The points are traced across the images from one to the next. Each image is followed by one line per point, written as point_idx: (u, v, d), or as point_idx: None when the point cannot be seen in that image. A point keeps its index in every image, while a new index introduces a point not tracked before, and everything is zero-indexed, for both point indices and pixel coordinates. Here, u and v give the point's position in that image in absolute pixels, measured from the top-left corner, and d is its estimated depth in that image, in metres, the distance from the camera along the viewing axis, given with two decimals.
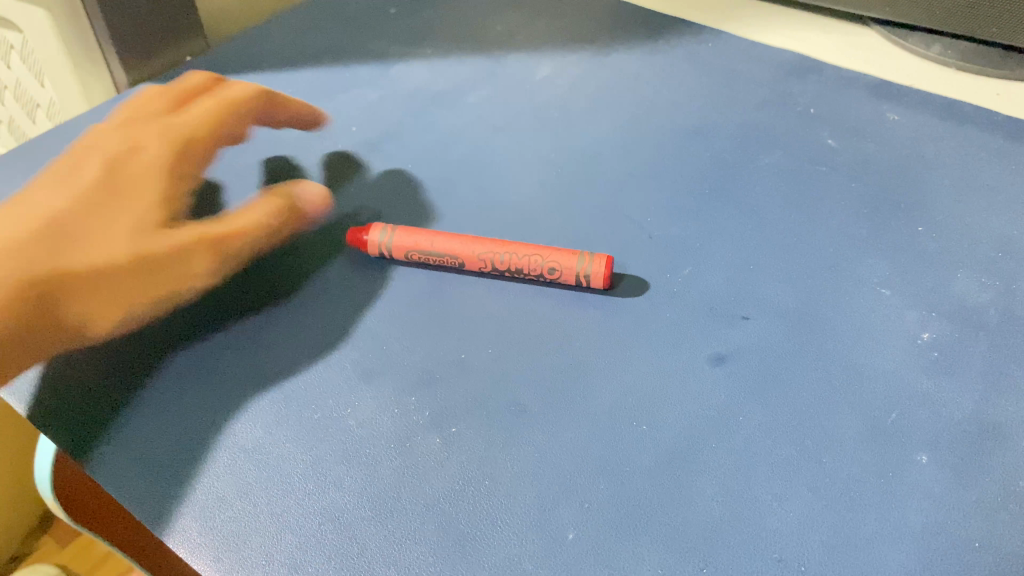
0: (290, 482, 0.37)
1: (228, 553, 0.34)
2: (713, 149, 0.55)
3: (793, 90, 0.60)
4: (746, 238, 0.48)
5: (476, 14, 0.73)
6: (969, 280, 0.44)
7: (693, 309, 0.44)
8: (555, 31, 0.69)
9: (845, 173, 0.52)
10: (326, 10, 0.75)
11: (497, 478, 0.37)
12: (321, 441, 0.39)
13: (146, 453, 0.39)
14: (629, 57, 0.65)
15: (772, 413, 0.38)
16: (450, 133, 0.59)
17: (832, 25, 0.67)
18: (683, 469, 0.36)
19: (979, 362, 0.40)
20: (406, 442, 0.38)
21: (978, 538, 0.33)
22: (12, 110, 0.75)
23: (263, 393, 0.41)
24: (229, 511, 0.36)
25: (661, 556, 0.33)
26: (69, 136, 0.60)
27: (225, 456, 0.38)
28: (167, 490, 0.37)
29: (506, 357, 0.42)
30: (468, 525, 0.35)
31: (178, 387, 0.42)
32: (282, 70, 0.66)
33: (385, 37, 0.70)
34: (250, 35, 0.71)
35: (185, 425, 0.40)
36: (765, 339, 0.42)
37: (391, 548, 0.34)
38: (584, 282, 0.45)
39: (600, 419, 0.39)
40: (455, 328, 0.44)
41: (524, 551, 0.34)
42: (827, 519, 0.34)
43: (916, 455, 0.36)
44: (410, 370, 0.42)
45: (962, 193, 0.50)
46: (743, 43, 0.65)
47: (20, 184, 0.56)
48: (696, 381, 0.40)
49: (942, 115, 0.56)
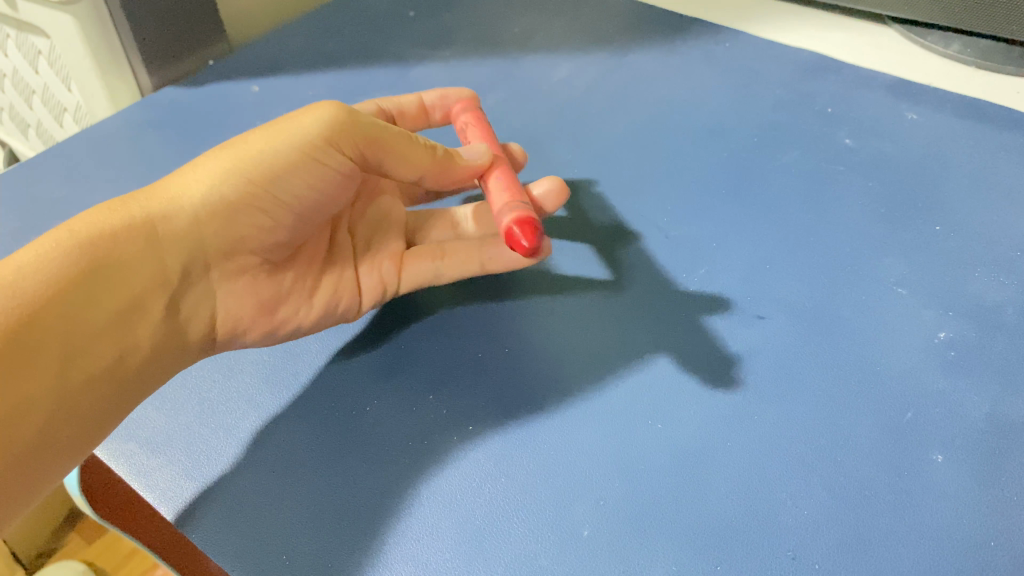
0: (311, 480, 0.38)
1: (251, 550, 0.35)
2: (730, 150, 0.55)
3: (810, 89, 0.59)
4: (761, 239, 0.48)
5: (495, 16, 0.73)
6: (986, 279, 0.44)
7: (710, 309, 0.44)
8: (573, 31, 0.70)
9: (861, 173, 0.52)
10: (347, 14, 0.76)
11: (513, 476, 0.37)
12: (340, 438, 0.39)
13: (170, 449, 0.40)
14: (646, 56, 0.65)
15: (787, 413, 0.38)
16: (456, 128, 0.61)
17: (851, 23, 0.67)
18: (699, 467, 0.36)
19: (997, 363, 0.40)
20: (422, 439, 0.39)
21: (991, 536, 0.33)
22: (41, 113, 0.77)
23: (285, 391, 0.42)
24: (252, 508, 0.37)
25: (677, 554, 0.34)
26: (94, 140, 0.61)
27: (248, 453, 0.39)
28: (190, 486, 0.38)
29: (524, 355, 0.42)
30: (484, 520, 0.35)
31: (219, 390, 0.42)
32: (302, 72, 0.67)
33: (404, 39, 0.71)
34: (272, 38, 0.72)
35: (209, 421, 0.41)
36: (779, 340, 0.42)
37: (398, 538, 0.35)
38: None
39: (617, 417, 0.39)
40: (476, 327, 0.44)
41: (540, 546, 0.34)
42: (842, 518, 0.34)
43: (931, 454, 0.36)
44: (430, 369, 0.42)
45: (981, 194, 0.49)
46: (761, 42, 0.65)
47: (49, 188, 0.57)
48: (710, 380, 0.40)
49: (961, 114, 0.55)
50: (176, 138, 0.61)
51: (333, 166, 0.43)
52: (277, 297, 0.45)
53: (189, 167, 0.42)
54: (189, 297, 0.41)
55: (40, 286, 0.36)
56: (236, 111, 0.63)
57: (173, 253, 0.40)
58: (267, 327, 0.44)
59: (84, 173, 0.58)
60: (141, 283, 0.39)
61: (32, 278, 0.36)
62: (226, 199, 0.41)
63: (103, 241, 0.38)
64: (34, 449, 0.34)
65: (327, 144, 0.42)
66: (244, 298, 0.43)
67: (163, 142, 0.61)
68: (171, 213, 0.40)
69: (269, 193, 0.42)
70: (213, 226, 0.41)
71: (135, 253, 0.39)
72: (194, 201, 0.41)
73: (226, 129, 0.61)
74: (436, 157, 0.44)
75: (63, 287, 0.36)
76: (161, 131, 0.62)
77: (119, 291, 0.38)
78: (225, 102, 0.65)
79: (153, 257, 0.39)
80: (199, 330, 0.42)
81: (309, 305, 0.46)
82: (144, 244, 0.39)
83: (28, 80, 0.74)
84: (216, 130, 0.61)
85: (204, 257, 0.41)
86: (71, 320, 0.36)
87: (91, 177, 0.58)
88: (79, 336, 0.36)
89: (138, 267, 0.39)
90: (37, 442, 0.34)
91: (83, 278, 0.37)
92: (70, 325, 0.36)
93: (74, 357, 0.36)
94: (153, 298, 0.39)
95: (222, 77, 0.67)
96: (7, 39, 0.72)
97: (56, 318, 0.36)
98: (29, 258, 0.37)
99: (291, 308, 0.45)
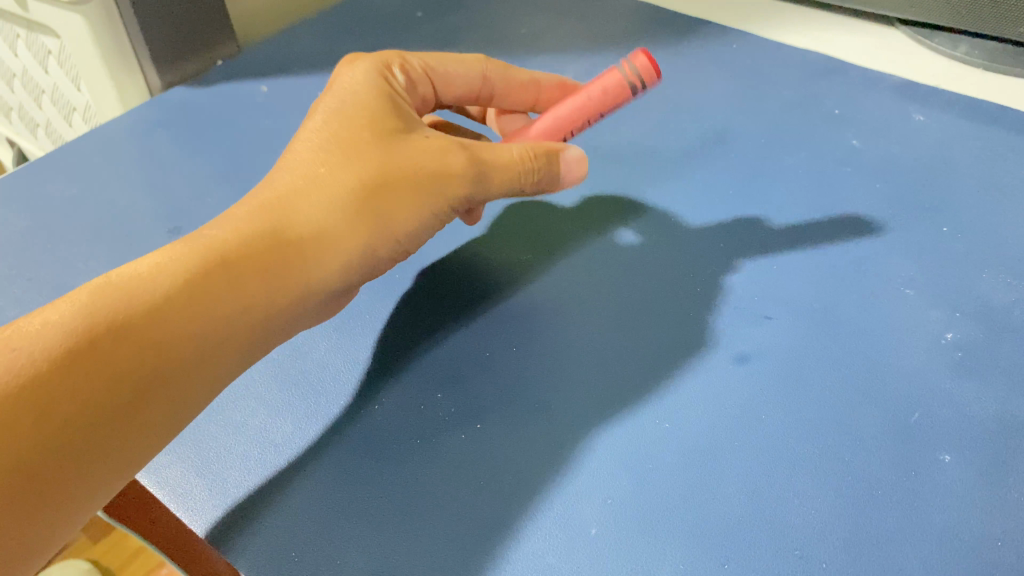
0: (320, 478, 0.38)
1: (261, 547, 0.35)
2: (737, 151, 0.55)
3: (817, 91, 0.60)
4: (770, 241, 0.48)
5: (503, 18, 0.74)
6: (994, 281, 0.44)
7: (717, 309, 0.44)
8: (580, 33, 0.70)
9: (869, 174, 0.52)
10: (355, 15, 0.76)
11: (520, 474, 0.37)
12: (347, 436, 0.39)
13: (179, 447, 0.40)
14: (653, 58, 0.65)
15: (795, 413, 0.38)
16: (450, 114, 0.63)
17: (857, 25, 0.67)
18: (708, 467, 0.36)
19: (1005, 364, 0.40)
20: (429, 437, 0.39)
21: (999, 536, 0.33)
22: (50, 113, 0.78)
23: (292, 388, 0.42)
24: (261, 505, 0.37)
25: (685, 553, 0.34)
26: (104, 140, 0.62)
27: (256, 451, 0.39)
28: (199, 483, 0.38)
29: (531, 354, 0.43)
30: (495, 519, 0.35)
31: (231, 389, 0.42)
32: (310, 72, 0.68)
33: (412, 39, 0.72)
34: (280, 38, 0.73)
35: (217, 419, 0.41)
36: (787, 340, 0.42)
37: (407, 537, 0.35)
38: (644, 84, 0.45)
39: (624, 416, 0.39)
40: (483, 327, 0.45)
41: (552, 547, 0.34)
42: (849, 517, 0.34)
43: (938, 455, 0.36)
44: (438, 368, 0.42)
45: (989, 195, 0.49)
46: (768, 44, 0.65)
47: (59, 187, 0.57)
48: (716, 380, 0.40)
49: (969, 116, 0.55)
50: (186, 138, 0.61)
51: (442, 216, 0.43)
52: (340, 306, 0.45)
53: (334, 174, 0.40)
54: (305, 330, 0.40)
55: (168, 291, 0.33)
56: (246, 112, 0.63)
57: (312, 284, 0.38)
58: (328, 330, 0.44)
59: (94, 172, 0.59)
60: (276, 312, 0.36)
61: (169, 283, 0.33)
62: (365, 236, 0.39)
63: (244, 255, 0.36)
64: (84, 471, 0.30)
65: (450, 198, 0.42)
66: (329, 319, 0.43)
67: (172, 142, 0.61)
68: (309, 234, 0.38)
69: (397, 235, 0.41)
70: (352, 264, 0.39)
71: (279, 278, 0.36)
72: (337, 227, 0.39)
73: (234, 130, 0.62)
74: (534, 181, 0.45)
75: (199, 298, 0.34)
76: (170, 130, 0.62)
77: (254, 315, 0.35)
78: (235, 102, 0.65)
79: (291, 282, 0.37)
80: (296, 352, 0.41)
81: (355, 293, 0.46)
82: (287, 273, 0.37)
83: (38, 80, 0.74)
84: (225, 130, 0.62)
85: (333, 296, 0.40)
86: (201, 338, 0.33)
87: (101, 176, 0.58)
88: (210, 358, 0.33)
89: (275, 294, 0.36)
90: (89, 465, 0.30)
91: (217, 292, 0.34)
92: (206, 345, 0.33)
93: (198, 379, 0.33)
94: (278, 326, 0.37)
95: (230, 77, 0.68)
96: (18, 39, 0.72)
97: (188, 331, 0.33)
98: (163, 262, 0.34)
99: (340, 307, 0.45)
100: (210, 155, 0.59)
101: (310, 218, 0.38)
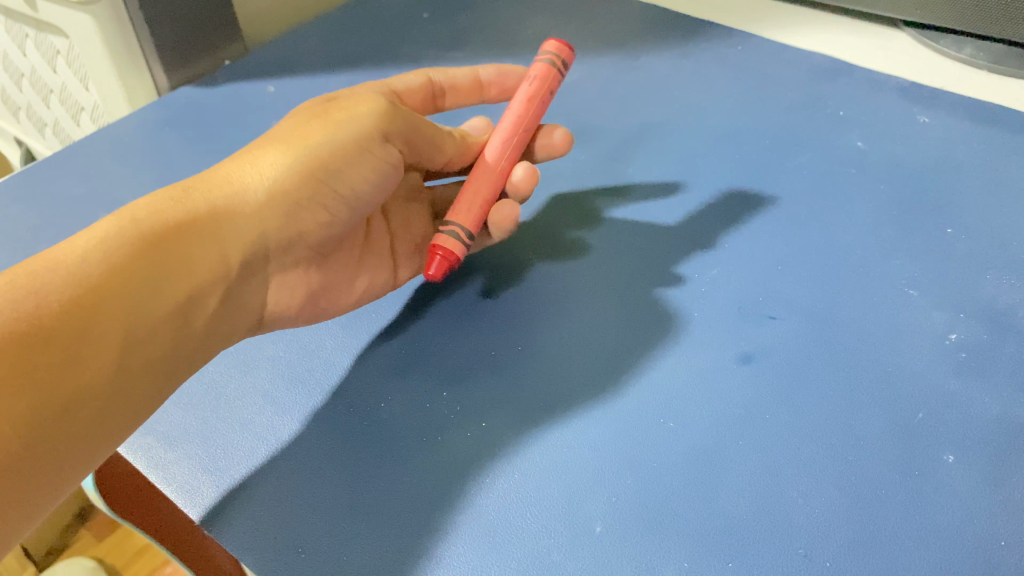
0: (324, 471, 0.38)
1: (269, 543, 0.36)
2: (742, 152, 0.55)
3: (822, 93, 0.60)
4: (775, 242, 0.48)
5: (510, 18, 0.74)
6: (998, 282, 0.44)
7: (720, 308, 0.44)
8: (585, 34, 0.70)
9: (874, 176, 0.52)
10: (362, 15, 0.77)
11: (525, 471, 0.37)
12: (353, 433, 0.40)
13: (187, 443, 0.40)
14: (658, 59, 0.66)
15: (799, 412, 0.39)
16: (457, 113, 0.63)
17: (862, 27, 0.67)
18: (711, 465, 0.37)
19: (1008, 365, 0.40)
20: (434, 434, 0.39)
21: (1002, 535, 0.33)
22: (59, 113, 0.78)
23: (300, 386, 0.42)
24: (269, 501, 0.37)
25: (690, 550, 0.34)
26: (111, 140, 0.62)
27: (264, 447, 0.39)
28: (207, 479, 0.38)
29: (535, 352, 0.43)
30: (500, 516, 0.36)
31: (230, 382, 0.43)
32: (317, 72, 0.68)
33: (419, 40, 0.72)
34: (288, 38, 0.73)
35: (225, 416, 0.41)
36: (791, 339, 0.42)
37: (382, 530, 0.36)
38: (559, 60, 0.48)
39: (629, 415, 0.39)
40: (489, 326, 0.45)
41: (555, 543, 0.35)
42: (854, 516, 0.34)
43: (942, 454, 0.36)
44: (443, 367, 0.43)
45: (993, 196, 0.50)
46: (773, 45, 0.66)
47: (67, 186, 0.58)
48: (720, 379, 0.41)
49: (974, 118, 0.55)
50: (193, 137, 0.62)
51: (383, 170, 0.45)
52: (325, 286, 0.47)
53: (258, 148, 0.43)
54: (245, 290, 0.42)
55: (100, 271, 0.36)
56: (253, 111, 0.64)
57: (234, 244, 0.41)
58: (312, 310, 0.46)
59: (101, 171, 0.59)
60: (201, 278, 0.39)
61: (96, 261, 0.36)
62: (288, 186, 0.42)
63: (170, 232, 0.38)
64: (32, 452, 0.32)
65: (379, 139, 0.44)
66: (292, 287, 0.45)
67: (179, 141, 0.61)
68: (233, 199, 0.41)
69: (330, 185, 0.43)
70: (278, 220, 0.42)
71: (200, 247, 0.39)
72: (259, 196, 0.41)
73: (241, 130, 0.62)
74: (455, 141, 0.49)
75: (127, 280, 0.36)
76: (177, 130, 0.63)
77: (176, 287, 0.38)
78: (242, 102, 0.65)
79: (217, 246, 0.40)
80: (248, 317, 0.43)
81: (351, 287, 0.48)
82: (210, 238, 0.40)
83: (46, 80, 0.75)
84: (233, 130, 0.62)
85: (264, 250, 0.42)
86: (131, 318, 0.36)
87: (108, 175, 0.59)
88: (139, 325, 0.36)
89: (201, 256, 0.39)
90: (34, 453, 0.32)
91: (150, 253, 0.37)
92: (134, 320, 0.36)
93: (128, 350, 0.36)
94: (206, 290, 0.39)
95: (238, 77, 0.68)
96: (27, 39, 0.73)
97: (118, 305, 0.36)
98: (92, 242, 0.37)
99: (334, 298, 0.47)
100: (217, 154, 0.59)
101: (240, 195, 0.41)
